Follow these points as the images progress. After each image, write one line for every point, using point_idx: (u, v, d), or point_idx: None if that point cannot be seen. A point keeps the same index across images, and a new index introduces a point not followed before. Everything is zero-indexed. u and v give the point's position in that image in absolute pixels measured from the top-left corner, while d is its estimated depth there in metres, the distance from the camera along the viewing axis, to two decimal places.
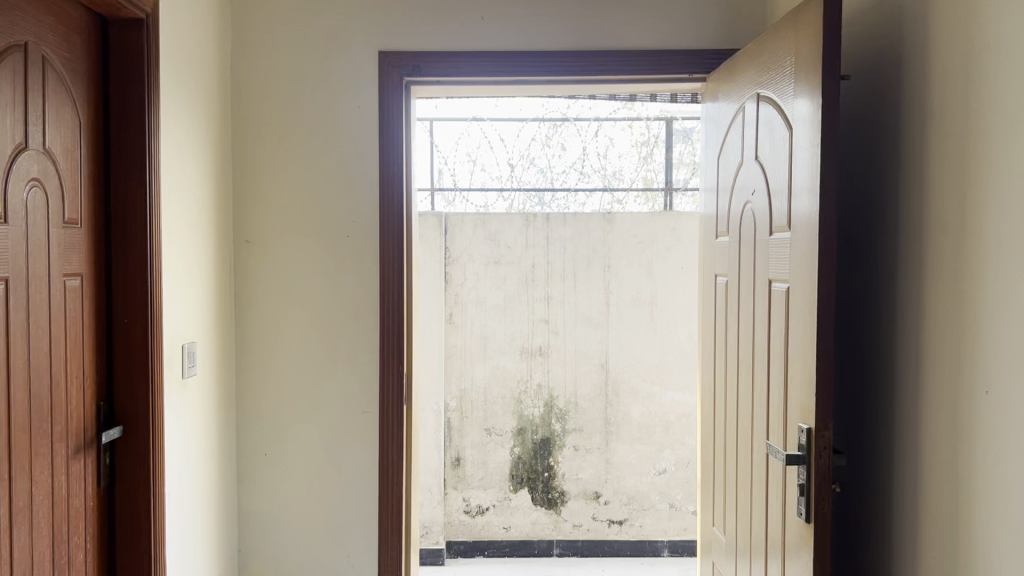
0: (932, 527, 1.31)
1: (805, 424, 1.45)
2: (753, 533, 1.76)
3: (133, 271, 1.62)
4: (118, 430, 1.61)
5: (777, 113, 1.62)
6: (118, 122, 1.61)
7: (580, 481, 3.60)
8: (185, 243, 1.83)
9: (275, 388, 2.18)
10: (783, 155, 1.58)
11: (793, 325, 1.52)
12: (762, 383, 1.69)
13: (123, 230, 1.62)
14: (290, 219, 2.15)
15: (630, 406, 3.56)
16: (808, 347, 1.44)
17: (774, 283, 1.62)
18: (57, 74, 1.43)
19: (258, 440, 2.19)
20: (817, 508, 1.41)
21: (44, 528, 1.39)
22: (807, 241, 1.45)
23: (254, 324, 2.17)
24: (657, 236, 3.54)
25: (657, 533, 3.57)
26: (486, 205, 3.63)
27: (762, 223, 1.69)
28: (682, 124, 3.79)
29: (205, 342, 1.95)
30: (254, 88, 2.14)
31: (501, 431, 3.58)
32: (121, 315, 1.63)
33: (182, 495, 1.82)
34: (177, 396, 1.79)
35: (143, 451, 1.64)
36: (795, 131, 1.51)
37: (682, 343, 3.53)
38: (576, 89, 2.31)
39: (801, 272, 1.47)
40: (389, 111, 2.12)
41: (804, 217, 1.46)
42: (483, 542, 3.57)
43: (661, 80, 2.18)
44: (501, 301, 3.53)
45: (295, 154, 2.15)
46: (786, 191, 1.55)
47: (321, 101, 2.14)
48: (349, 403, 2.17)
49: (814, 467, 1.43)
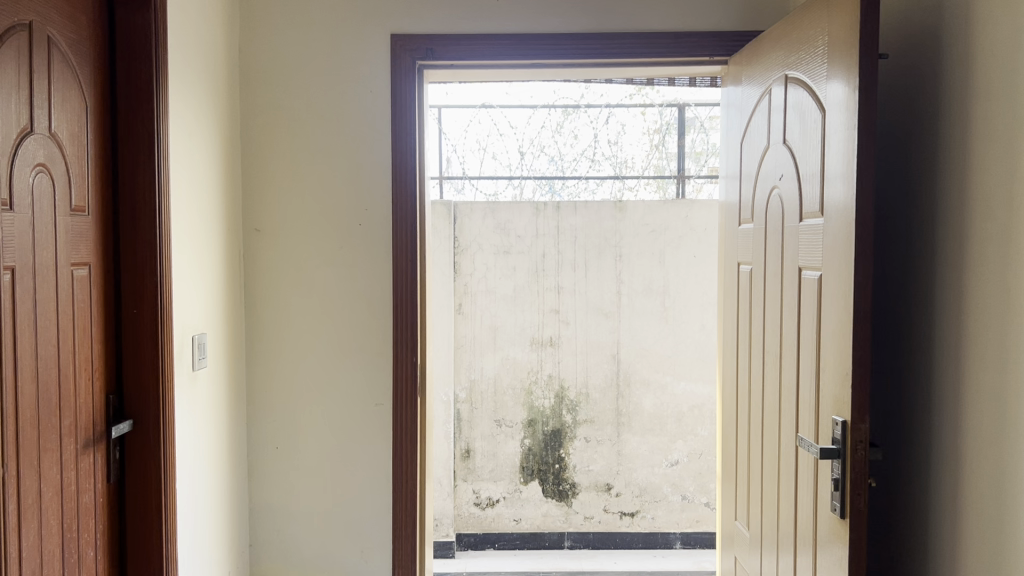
0: (973, 521, 1.27)
1: (840, 417, 1.40)
2: (780, 529, 1.71)
3: (140, 258, 1.57)
4: (128, 424, 1.56)
5: (808, 95, 1.56)
6: (126, 107, 1.56)
7: (591, 473, 3.56)
8: (196, 230, 1.78)
9: (287, 380, 2.13)
10: (815, 141, 1.52)
11: (825, 312, 1.47)
12: (792, 375, 1.64)
13: (131, 220, 1.57)
14: (300, 209, 2.10)
15: (641, 397, 3.53)
16: (843, 338, 1.39)
17: (804, 271, 1.58)
18: (62, 56, 1.38)
19: (269, 432, 2.14)
20: (853, 503, 1.36)
21: (54, 526, 1.34)
22: (842, 229, 1.40)
23: (265, 317, 2.12)
24: (670, 225, 3.50)
25: (669, 524, 3.55)
26: (495, 193, 3.55)
27: (791, 209, 1.64)
28: (694, 111, 3.69)
29: (216, 335, 1.91)
30: (263, 74, 2.08)
31: (511, 422, 3.53)
32: (130, 306, 1.58)
33: (194, 490, 1.78)
34: (188, 389, 1.74)
35: (153, 447, 1.59)
36: (828, 116, 1.46)
37: (695, 333, 3.49)
38: (592, 74, 2.25)
39: (836, 260, 1.42)
40: (402, 96, 2.07)
41: (839, 205, 1.41)
42: (494, 534, 3.56)
43: (679, 63, 2.12)
44: (511, 291, 3.49)
45: (303, 142, 2.09)
46: (818, 176, 1.50)
47: (334, 88, 2.08)
48: (362, 395, 2.12)
49: (850, 460, 1.38)
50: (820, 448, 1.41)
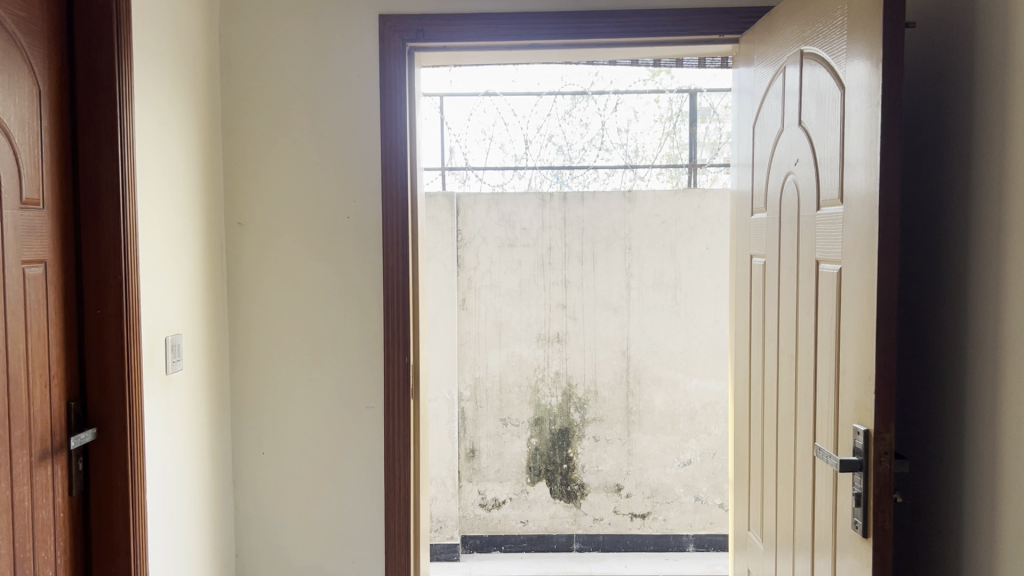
0: (1011, 544, 1.14)
1: (862, 425, 1.27)
2: (796, 544, 1.58)
3: (104, 256, 1.46)
4: (91, 433, 1.45)
5: (825, 71, 1.43)
6: (87, 93, 1.45)
7: (601, 473, 3.43)
8: (169, 222, 1.67)
9: (274, 381, 2.02)
10: (834, 121, 1.39)
11: (845, 308, 1.34)
12: (809, 376, 1.51)
13: (93, 214, 1.46)
14: (283, 200, 1.99)
15: (653, 394, 3.40)
16: (866, 338, 1.26)
17: (822, 264, 1.44)
18: (9, 35, 1.26)
19: (256, 437, 2.03)
20: (877, 522, 1.23)
21: (4, 547, 1.23)
22: (863, 221, 1.27)
23: (249, 317, 2.01)
24: (681, 215, 3.36)
25: (682, 526, 3.42)
26: (502, 184, 3.43)
27: (808, 197, 1.50)
28: (708, 98, 3.55)
29: (193, 335, 1.80)
30: (243, 58, 1.97)
31: (518, 421, 3.42)
32: (93, 307, 1.47)
33: (170, 500, 1.67)
34: (160, 393, 1.63)
35: (120, 458, 1.48)
36: (848, 97, 1.33)
37: (708, 328, 3.35)
38: (594, 55, 2.12)
39: (857, 252, 1.28)
40: (392, 80, 1.94)
41: (860, 194, 1.28)
42: (500, 537, 3.43)
43: (688, 42, 1.99)
44: (516, 285, 3.37)
45: (287, 128, 1.98)
46: (837, 160, 1.37)
47: (318, 72, 1.96)
48: (353, 398, 2.01)
49: (873, 474, 1.24)
50: (840, 460, 1.28)
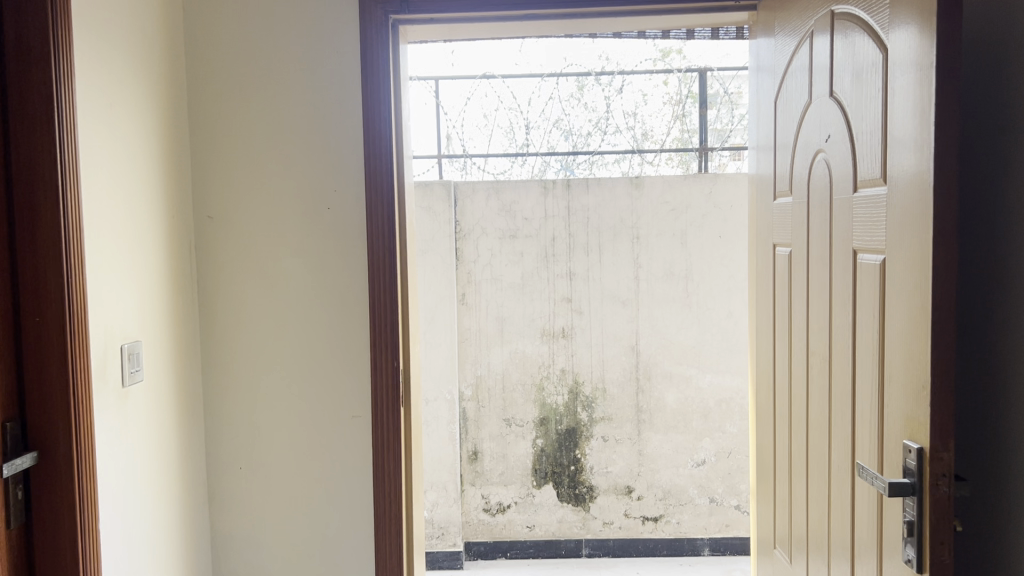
0: None
1: (913, 443, 1.09)
2: (830, 567, 1.40)
3: (41, 254, 1.29)
4: (30, 457, 1.28)
5: (862, 32, 1.25)
6: (18, 68, 1.28)
7: (610, 475, 3.26)
8: (123, 218, 1.50)
9: (250, 390, 1.85)
10: (874, 90, 1.21)
11: (890, 306, 1.15)
12: (845, 381, 1.32)
13: (28, 207, 1.29)
14: (258, 191, 1.81)
15: (663, 391, 3.22)
16: (916, 342, 1.08)
17: (859, 254, 1.26)
18: None
19: (233, 450, 1.87)
20: (934, 555, 1.05)
21: None
22: (907, 203, 1.10)
23: (222, 318, 1.84)
24: (692, 202, 3.16)
25: (697, 529, 3.24)
26: (505, 172, 3.26)
27: (841, 178, 1.32)
28: (718, 77, 3.30)
29: (153, 341, 1.62)
30: (211, 36, 1.79)
31: (522, 421, 3.24)
32: (31, 314, 1.30)
33: (128, 527, 1.50)
34: (115, 410, 1.46)
35: (63, 486, 1.31)
36: (891, 64, 1.15)
37: (721, 321, 3.16)
38: (597, 27, 1.94)
39: (904, 241, 1.11)
40: (374, 56, 1.75)
41: (905, 175, 1.10)
42: (506, 543, 3.27)
43: (700, 10, 1.80)
44: (519, 279, 3.20)
45: (260, 112, 1.80)
46: (878, 135, 1.19)
47: (295, 48, 1.78)
48: (336, 405, 1.84)
49: (928, 499, 1.06)
50: (888, 482, 1.09)
